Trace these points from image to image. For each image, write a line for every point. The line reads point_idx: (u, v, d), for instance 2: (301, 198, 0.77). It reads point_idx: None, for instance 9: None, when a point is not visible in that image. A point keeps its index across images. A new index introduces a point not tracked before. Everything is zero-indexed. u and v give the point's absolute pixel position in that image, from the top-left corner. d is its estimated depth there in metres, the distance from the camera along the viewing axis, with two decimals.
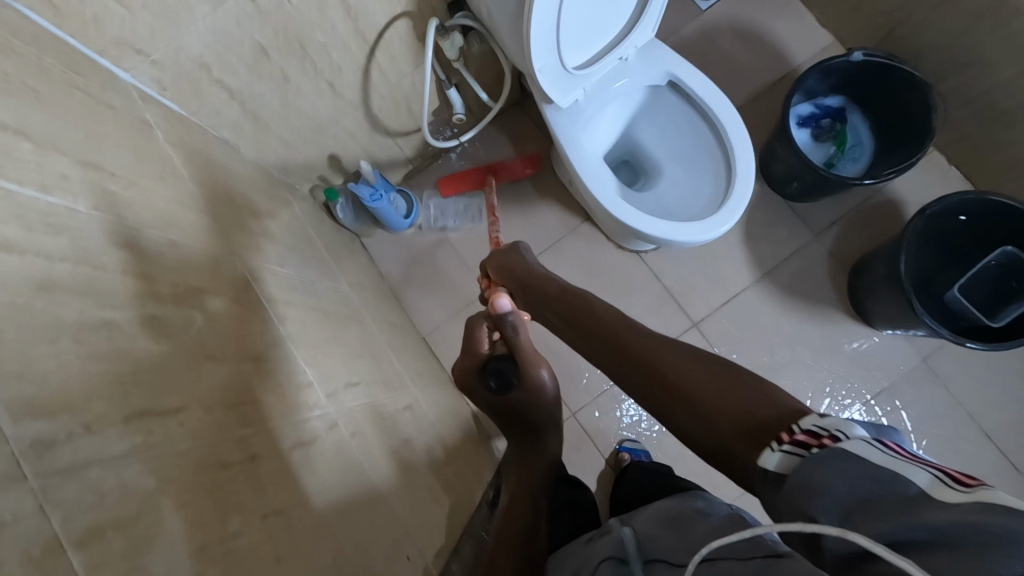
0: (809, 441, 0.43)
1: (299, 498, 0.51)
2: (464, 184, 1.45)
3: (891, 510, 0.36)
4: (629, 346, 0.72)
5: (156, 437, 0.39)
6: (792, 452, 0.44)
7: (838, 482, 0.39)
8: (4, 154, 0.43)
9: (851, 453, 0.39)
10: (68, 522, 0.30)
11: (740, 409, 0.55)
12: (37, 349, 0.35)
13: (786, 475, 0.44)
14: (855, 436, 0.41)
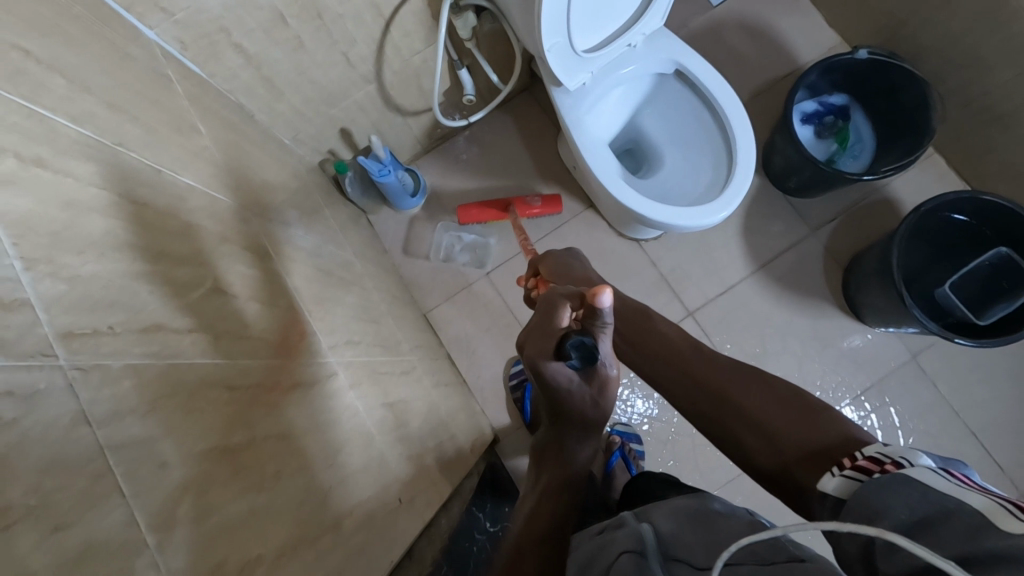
0: (871, 467, 0.44)
1: (300, 428, 0.54)
2: (486, 214, 1.45)
3: (950, 533, 0.34)
4: (688, 364, 0.74)
5: (170, 349, 0.42)
6: (853, 477, 0.46)
7: (901, 506, 0.38)
8: (39, 84, 0.46)
9: (913, 479, 0.39)
10: (95, 401, 0.33)
11: (805, 436, 0.56)
12: (67, 255, 0.38)
13: (844, 499, 0.45)
14: (918, 462, 0.41)
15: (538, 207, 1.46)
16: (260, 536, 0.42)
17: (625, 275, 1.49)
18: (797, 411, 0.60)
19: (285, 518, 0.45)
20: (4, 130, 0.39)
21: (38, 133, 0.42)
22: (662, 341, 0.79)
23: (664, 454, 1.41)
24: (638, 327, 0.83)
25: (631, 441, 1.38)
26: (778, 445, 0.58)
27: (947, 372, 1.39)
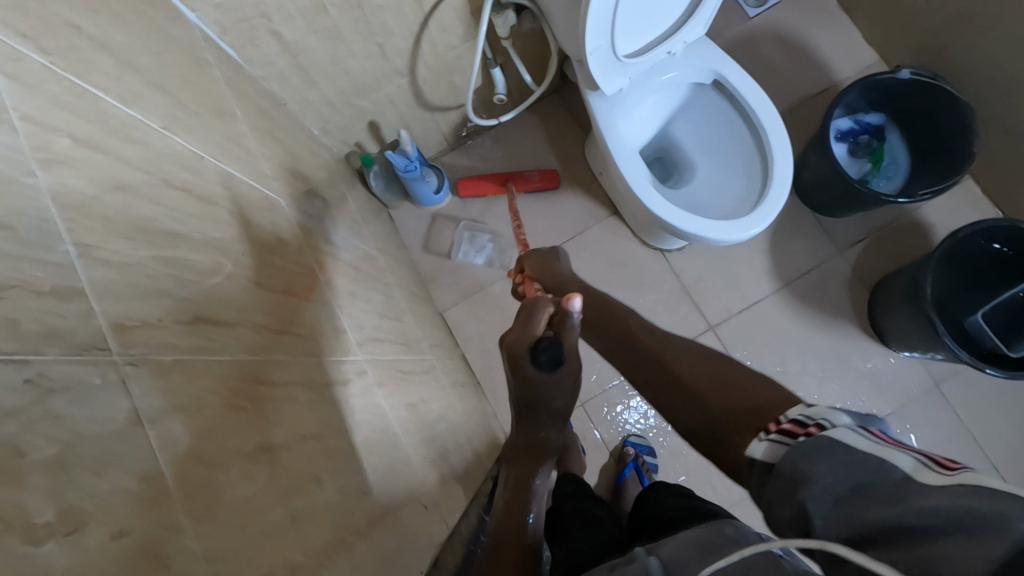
0: (796, 429, 0.41)
1: (333, 429, 0.52)
2: (485, 189, 1.47)
3: (879, 497, 0.32)
4: (652, 350, 0.69)
5: (214, 343, 0.40)
6: (778, 441, 0.42)
7: (827, 470, 0.36)
8: (90, 62, 0.45)
9: (836, 442, 0.36)
10: (146, 397, 0.31)
11: (741, 401, 0.52)
12: (118, 240, 0.36)
13: (773, 464, 0.41)
14: (841, 424, 0.38)
15: (535, 180, 1.48)
16: (298, 543, 0.40)
17: (645, 284, 1.47)
18: (739, 378, 0.56)
19: (322, 524, 0.44)
20: (58, 108, 0.37)
21: (89, 113, 0.41)
22: (631, 330, 0.76)
23: (677, 468, 1.39)
24: (610, 319, 0.80)
25: (644, 453, 1.36)
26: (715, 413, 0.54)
27: (970, 402, 1.36)
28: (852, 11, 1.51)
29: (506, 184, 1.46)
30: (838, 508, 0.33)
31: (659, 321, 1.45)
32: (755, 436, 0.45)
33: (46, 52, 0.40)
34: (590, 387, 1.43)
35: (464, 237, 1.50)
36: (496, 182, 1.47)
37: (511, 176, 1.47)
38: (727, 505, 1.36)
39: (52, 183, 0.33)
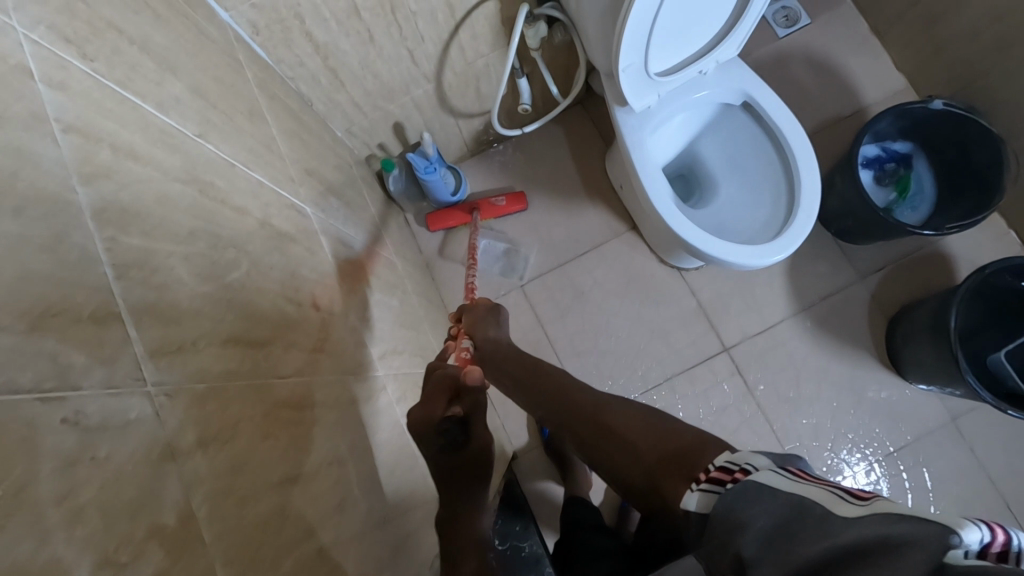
0: (723, 476, 0.41)
1: (357, 451, 0.51)
2: (450, 218, 1.43)
3: (808, 533, 0.33)
4: (583, 413, 0.63)
5: (246, 365, 0.39)
6: (709, 490, 0.41)
7: (757, 513, 0.36)
8: (133, 67, 0.44)
9: (766, 486, 0.37)
10: (180, 429, 0.30)
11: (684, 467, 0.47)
12: (157, 257, 0.35)
13: (708, 516, 0.40)
14: (765, 467, 0.39)
15: (502, 207, 1.45)
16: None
17: (661, 302, 1.46)
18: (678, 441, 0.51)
19: (348, 554, 0.43)
20: (101, 116, 0.36)
21: (130, 120, 0.40)
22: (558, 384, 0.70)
23: None
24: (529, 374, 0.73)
25: None
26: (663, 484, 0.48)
27: (987, 439, 1.33)
28: (884, 36, 1.49)
29: (471, 212, 1.43)
30: (775, 549, 0.33)
31: (674, 340, 1.44)
32: (688, 486, 0.44)
33: (90, 56, 0.39)
34: None
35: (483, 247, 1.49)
36: (460, 211, 1.44)
37: (476, 205, 1.44)
38: None
39: (93, 198, 0.32)
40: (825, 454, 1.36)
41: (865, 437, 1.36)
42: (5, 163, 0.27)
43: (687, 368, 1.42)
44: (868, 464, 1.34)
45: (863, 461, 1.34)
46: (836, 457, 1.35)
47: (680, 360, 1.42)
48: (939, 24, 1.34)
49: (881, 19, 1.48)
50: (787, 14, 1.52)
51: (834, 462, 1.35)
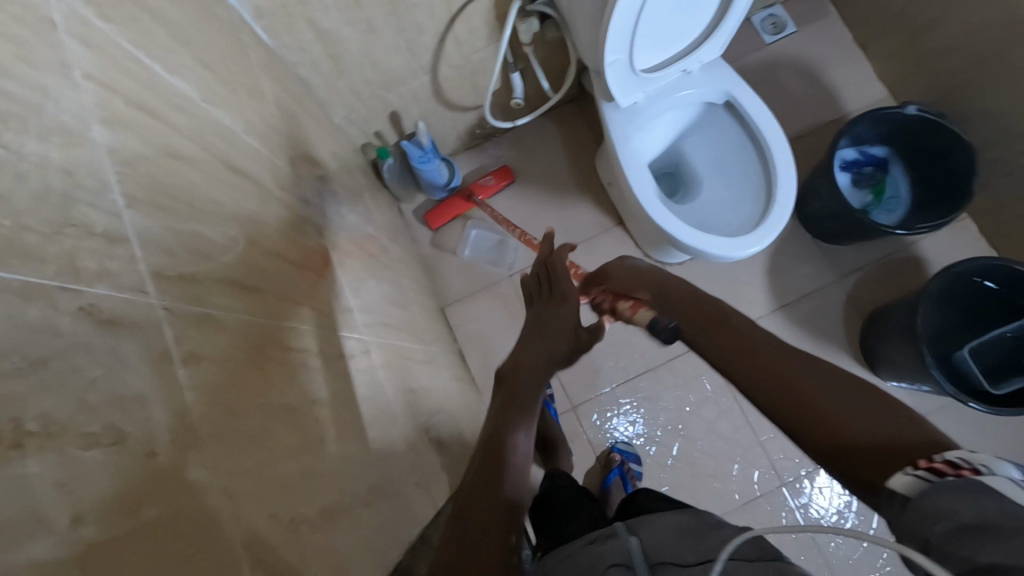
0: (946, 469, 0.40)
1: (341, 397, 0.55)
2: (452, 207, 1.48)
3: (1011, 533, 0.32)
4: (786, 382, 0.62)
5: (240, 303, 0.43)
6: (924, 477, 0.42)
7: (965, 508, 0.35)
8: (145, 32, 0.48)
9: (984, 490, 0.36)
10: (179, 342, 0.34)
11: (865, 431, 0.53)
12: (162, 198, 0.39)
13: (912, 497, 0.41)
14: (1002, 469, 0.36)
15: (493, 184, 1.51)
16: (306, 496, 0.42)
17: None
18: (861, 397, 0.57)
19: (328, 483, 0.46)
20: (115, 70, 0.40)
21: (141, 77, 0.44)
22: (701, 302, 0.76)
23: (662, 479, 1.40)
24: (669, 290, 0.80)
25: (630, 460, 1.37)
26: (838, 435, 0.55)
27: (954, 438, 1.38)
28: (867, 47, 1.55)
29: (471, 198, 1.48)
30: (963, 543, 0.34)
31: None
32: (901, 469, 0.45)
33: (107, 17, 0.43)
34: (584, 391, 1.46)
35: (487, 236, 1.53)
36: (457, 198, 1.49)
37: (472, 189, 1.50)
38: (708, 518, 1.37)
39: (107, 137, 0.36)
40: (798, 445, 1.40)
41: None
42: (33, 96, 0.30)
43: (667, 360, 1.47)
44: None
45: None
46: None
47: (661, 352, 1.47)
48: (919, 37, 1.40)
49: (865, 30, 1.53)
50: (775, 22, 1.57)
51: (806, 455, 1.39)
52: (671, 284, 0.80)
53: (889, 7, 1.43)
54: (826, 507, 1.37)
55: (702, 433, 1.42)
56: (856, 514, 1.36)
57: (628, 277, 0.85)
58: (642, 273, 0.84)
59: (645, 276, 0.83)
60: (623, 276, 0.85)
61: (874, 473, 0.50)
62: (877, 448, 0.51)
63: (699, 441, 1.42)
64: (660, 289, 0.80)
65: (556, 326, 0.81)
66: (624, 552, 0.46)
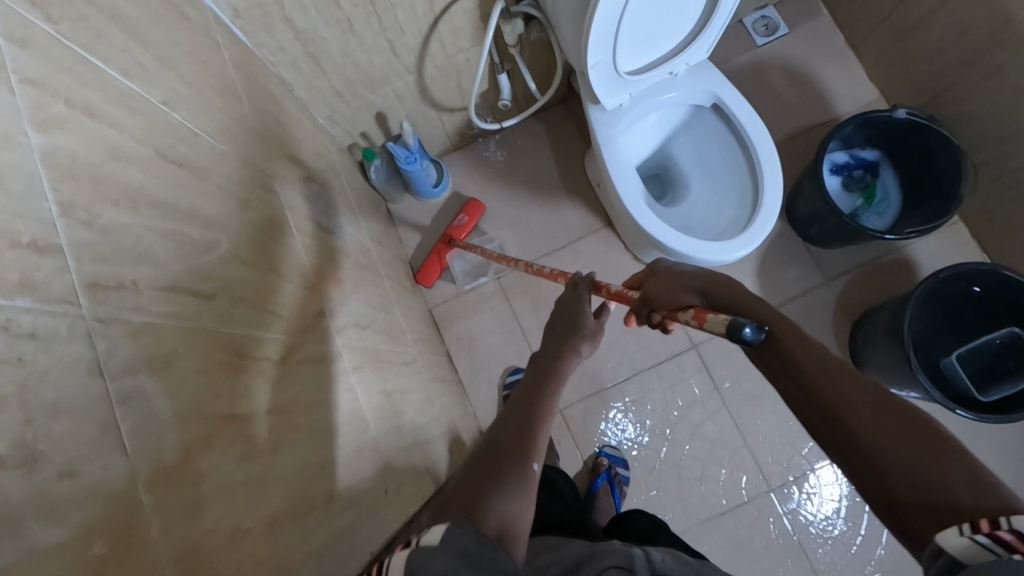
0: (1016, 544, 0.37)
1: (302, 404, 0.54)
2: (433, 263, 1.44)
3: None
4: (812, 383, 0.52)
5: (189, 310, 0.42)
6: (988, 546, 0.38)
7: None
8: (98, 34, 0.47)
9: None
10: (110, 354, 0.33)
11: (913, 466, 0.45)
12: (104, 204, 0.38)
13: (963, 564, 0.39)
14: None
15: (466, 222, 1.46)
16: (252, 508, 0.41)
17: None
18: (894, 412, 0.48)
19: (281, 494, 0.46)
20: (58, 73, 0.40)
21: (90, 79, 0.43)
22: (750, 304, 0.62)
23: (649, 483, 1.39)
24: (720, 293, 0.65)
25: (617, 465, 1.37)
26: (874, 464, 0.47)
27: None
28: (858, 49, 1.54)
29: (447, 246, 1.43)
30: None
31: (643, 334, 1.47)
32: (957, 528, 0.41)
33: (55, 20, 0.42)
34: (571, 395, 1.45)
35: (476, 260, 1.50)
36: (439, 245, 1.45)
37: (449, 235, 1.44)
38: (696, 523, 1.36)
39: (43, 143, 0.35)
40: (787, 450, 1.39)
41: None
42: None
43: (655, 364, 1.46)
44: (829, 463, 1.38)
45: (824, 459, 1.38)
46: (796, 454, 1.39)
47: (649, 355, 1.46)
48: (907, 38, 1.38)
49: (856, 32, 1.52)
50: (766, 24, 1.57)
51: (795, 460, 1.39)
52: (723, 284, 0.65)
53: (879, 9, 1.42)
54: (815, 512, 1.36)
55: (690, 437, 1.41)
56: (844, 520, 1.35)
57: (675, 282, 0.69)
58: (687, 276, 0.69)
59: (691, 278, 0.68)
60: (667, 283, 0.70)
61: (918, 515, 0.44)
62: (926, 494, 0.44)
63: (688, 446, 1.41)
64: (711, 292, 0.65)
65: (572, 329, 0.79)
66: (625, 557, 0.49)
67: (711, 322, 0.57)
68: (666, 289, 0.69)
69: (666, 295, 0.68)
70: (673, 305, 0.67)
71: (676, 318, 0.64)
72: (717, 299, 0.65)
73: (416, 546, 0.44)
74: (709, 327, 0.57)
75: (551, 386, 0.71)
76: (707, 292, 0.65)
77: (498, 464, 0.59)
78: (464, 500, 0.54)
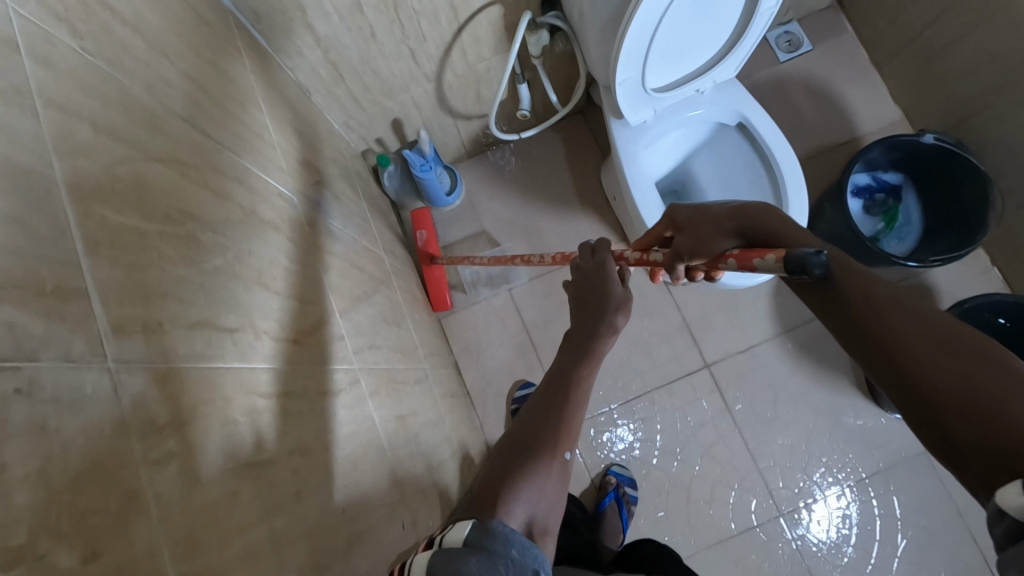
0: None
1: (320, 440, 0.51)
2: (437, 287, 1.41)
3: None
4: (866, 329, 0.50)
5: (212, 349, 0.40)
6: None
7: None
8: (122, 48, 0.44)
9: None
10: (136, 409, 0.30)
11: (977, 385, 0.43)
12: (128, 238, 0.36)
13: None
14: None
15: (426, 237, 1.40)
16: (273, 567, 0.39)
17: (647, 314, 1.47)
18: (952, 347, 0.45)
19: (301, 544, 0.43)
20: (83, 94, 0.37)
21: (115, 99, 0.40)
22: (793, 235, 0.60)
23: (657, 503, 1.37)
24: (757, 228, 0.63)
25: (625, 484, 1.35)
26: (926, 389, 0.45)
27: None
28: (883, 68, 1.51)
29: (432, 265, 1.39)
30: None
31: (654, 351, 1.45)
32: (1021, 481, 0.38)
33: (79, 35, 0.39)
34: None
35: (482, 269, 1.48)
36: (425, 267, 1.41)
37: (432, 254, 1.39)
38: (703, 546, 1.34)
39: (68, 174, 0.32)
40: (797, 475, 1.37)
41: (839, 461, 1.37)
42: None
43: (666, 383, 1.43)
44: (840, 489, 1.36)
45: (835, 485, 1.36)
46: (807, 480, 1.37)
47: (660, 373, 1.44)
48: (935, 60, 1.36)
49: (881, 50, 1.50)
50: (789, 40, 1.54)
51: (805, 485, 1.36)
52: (754, 216, 0.63)
53: (906, 28, 1.40)
54: (824, 539, 1.34)
55: (700, 458, 1.39)
56: (853, 548, 1.33)
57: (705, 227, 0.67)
58: (714, 217, 0.67)
59: (718, 220, 0.66)
60: (696, 232, 0.68)
61: (965, 433, 0.42)
62: (977, 408, 0.42)
63: (697, 467, 1.38)
64: (745, 228, 0.63)
65: (602, 303, 0.73)
66: None
67: (761, 262, 0.54)
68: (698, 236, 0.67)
69: (698, 242, 0.66)
70: (709, 251, 0.65)
71: (718, 266, 0.63)
72: (754, 234, 0.63)
73: (438, 547, 0.46)
74: (760, 267, 0.55)
75: (585, 365, 0.68)
76: (744, 230, 0.63)
77: (527, 454, 0.57)
78: (492, 492, 0.52)
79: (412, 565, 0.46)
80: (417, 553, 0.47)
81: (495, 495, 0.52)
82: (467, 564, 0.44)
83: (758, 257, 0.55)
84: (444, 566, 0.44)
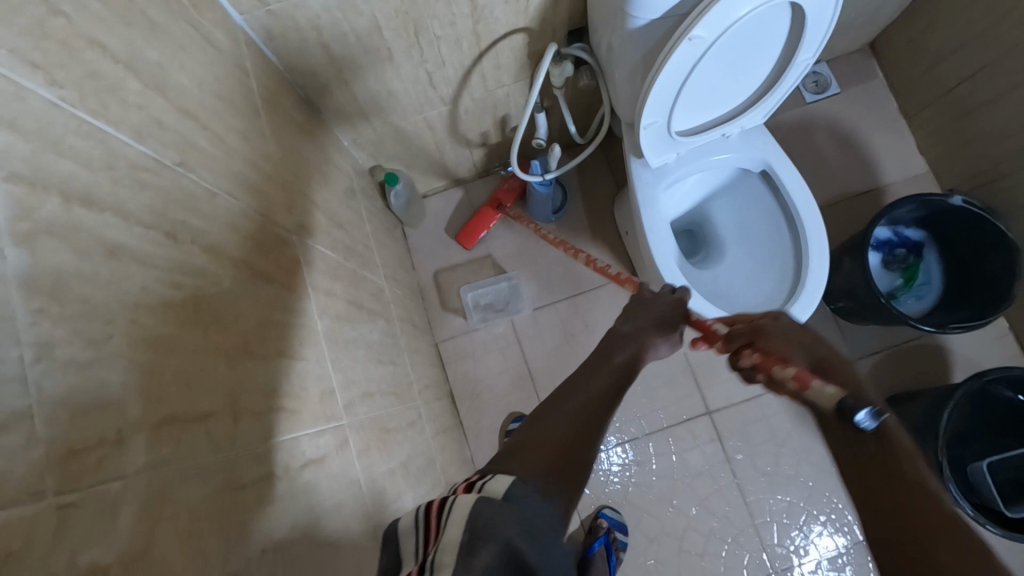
0: None
1: (297, 525, 0.47)
2: (480, 224, 1.42)
3: None
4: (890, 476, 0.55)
5: (180, 449, 0.35)
6: None
7: None
8: (109, 91, 0.40)
9: None
10: (75, 556, 0.27)
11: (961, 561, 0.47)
12: (91, 331, 0.31)
13: None
14: None
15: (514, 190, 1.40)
16: None
17: None
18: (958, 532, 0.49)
19: None
20: (56, 157, 0.33)
21: (94, 156, 0.36)
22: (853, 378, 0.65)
23: (647, 551, 1.33)
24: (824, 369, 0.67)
25: (616, 528, 1.30)
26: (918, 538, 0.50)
27: None
28: (912, 120, 1.47)
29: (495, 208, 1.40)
30: None
31: (657, 393, 1.41)
32: None
33: (57, 83, 0.35)
34: None
35: (491, 284, 1.46)
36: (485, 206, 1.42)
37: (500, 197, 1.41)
38: None
39: (22, 262, 0.28)
40: (793, 532, 1.32)
41: (837, 522, 1.33)
42: None
43: (666, 426, 1.39)
44: (836, 552, 1.31)
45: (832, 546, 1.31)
46: (804, 539, 1.32)
47: (660, 416, 1.40)
48: (967, 118, 1.31)
49: (912, 101, 1.45)
50: (817, 81, 1.51)
51: (801, 543, 1.32)
52: (834, 362, 0.67)
53: (940, 82, 1.36)
54: None
55: (695, 506, 1.35)
56: None
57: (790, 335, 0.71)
58: (799, 335, 0.71)
59: (813, 347, 0.69)
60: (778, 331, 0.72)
61: None
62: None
63: (692, 513, 1.34)
64: (818, 364, 0.67)
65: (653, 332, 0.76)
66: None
67: (818, 388, 0.59)
68: (777, 334, 0.71)
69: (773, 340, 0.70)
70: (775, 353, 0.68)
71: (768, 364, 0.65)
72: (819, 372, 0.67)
73: (479, 493, 0.42)
74: (811, 391, 0.60)
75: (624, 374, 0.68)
76: (813, 354, 0.68)
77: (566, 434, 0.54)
78: (527, 458, 0.49)
79: (455, 503, 0.41)
80: (454, 494, 0.43)
81: (530, 458, 0.49)
82: (508, 521, 0.40)
83: (818, 385, 0.60)
84: (492, 512, 0.40)
